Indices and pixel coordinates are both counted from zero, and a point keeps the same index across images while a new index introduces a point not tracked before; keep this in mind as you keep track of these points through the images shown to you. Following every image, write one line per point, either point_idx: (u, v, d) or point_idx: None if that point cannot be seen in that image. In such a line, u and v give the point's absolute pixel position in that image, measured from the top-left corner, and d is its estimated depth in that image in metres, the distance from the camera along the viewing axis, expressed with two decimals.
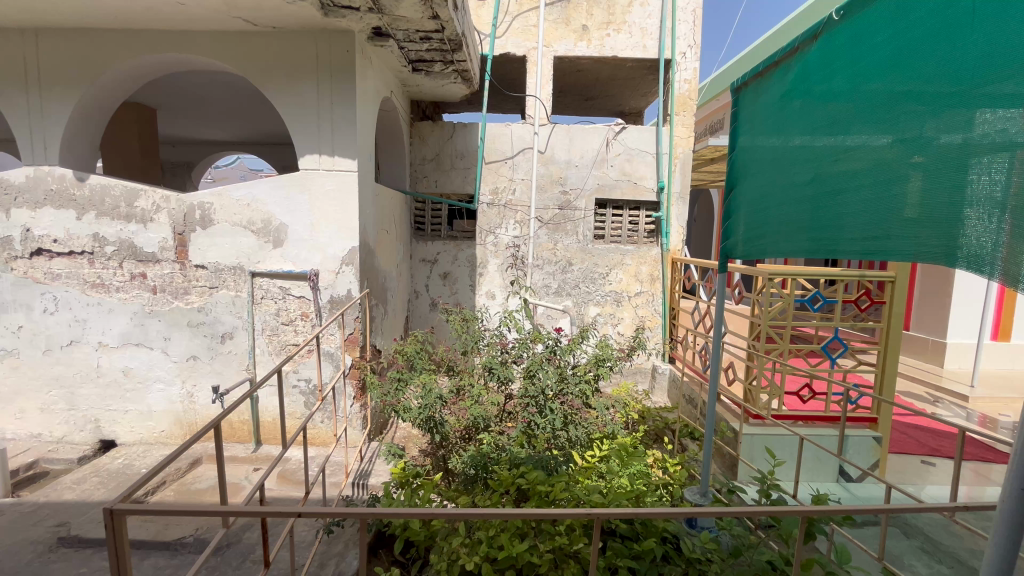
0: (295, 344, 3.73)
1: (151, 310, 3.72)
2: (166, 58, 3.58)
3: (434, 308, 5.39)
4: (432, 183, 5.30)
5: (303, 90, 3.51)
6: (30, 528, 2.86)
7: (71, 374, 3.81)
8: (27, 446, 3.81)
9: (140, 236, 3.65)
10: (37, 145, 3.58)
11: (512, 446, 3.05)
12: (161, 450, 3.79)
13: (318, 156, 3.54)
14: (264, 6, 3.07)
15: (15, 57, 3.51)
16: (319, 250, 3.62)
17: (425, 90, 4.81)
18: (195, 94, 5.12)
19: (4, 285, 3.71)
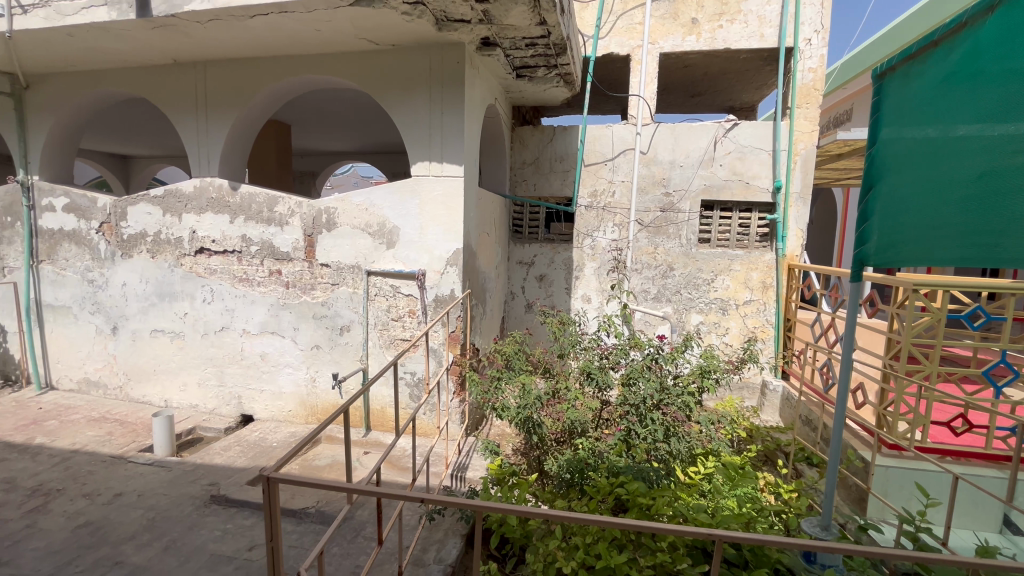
0: (403, 338, 4.00)
1: (284, 303, 4.21)
2: (303, 79, 4.03)
3: (529, 310, 5.46)
4: (530, 187, 5.38)
5: (417, 102, 3.75)
6: (190, 485, 3.38)
7: (222, 356, 4.43)
8: (188, 414, 4.50)
9: (278, 237, 4.14)
10: (203, 160, 4.24)
11: (610, 454, 2.98)
12: (289, 427, 4.27)
13: (428, 163, 3.77)
14: (386, 26, 3.34)
15: (190, 85, 4.18)
16: (427, 251, 3.84)
17: (527, 96, 4.90)
18: (324, 110, 5.71)
19: (175, 278, 4.42)
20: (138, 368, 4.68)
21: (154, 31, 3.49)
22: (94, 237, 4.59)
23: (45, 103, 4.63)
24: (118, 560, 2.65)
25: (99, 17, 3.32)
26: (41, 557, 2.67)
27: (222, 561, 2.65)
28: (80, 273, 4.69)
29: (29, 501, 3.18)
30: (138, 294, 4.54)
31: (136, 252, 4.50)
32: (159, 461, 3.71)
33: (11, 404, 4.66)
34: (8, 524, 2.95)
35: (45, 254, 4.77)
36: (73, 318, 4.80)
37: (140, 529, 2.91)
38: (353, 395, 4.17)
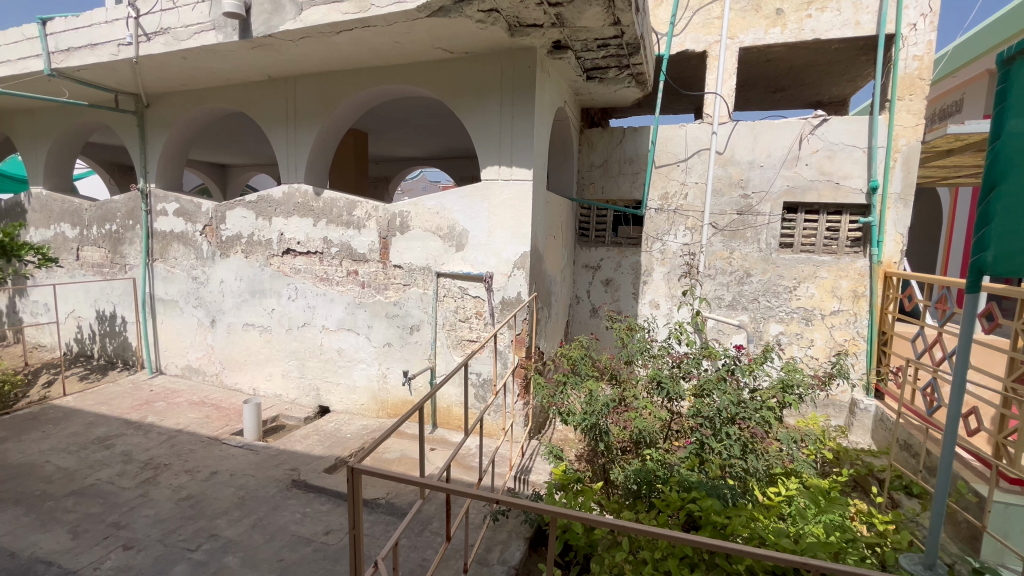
0: (469, 339, 4.08)
1: (360, 301, 4.44)
2: (381, 89, 4.24)
3: (595, 314, 5.37)
4: (598, 189, 5.30)
5: (488, 107, 3.83)
6: (275, 468, 3.65)
7: (303, 350, 4.75)
8: (273, 402, 4.87)
9: (355, 239, 4.38)
10: (291, 168, 4.58)
11: (681, 468, 2.85)
12: (361, 419, 4.49)
13: (498, 167, 3.83)
14: (461, 34, 3.43)
15: (282, 99, 4.54)
16: (495, 254, 3.90)
17: (597, 97, 4.84)
18: (399, 118, 5.97)
19: (265, 276, 4.80)
20: (231, 358, 5.13)
21: (253, 50, 3.82)
22: (198, 238, 5.09)
23: (162, 119, 5.21)
24: (213, 532, 2.91)
25: (209, 40, 3.69)
26: (152, 523, 2.99)
27: (302, 542, 2.83)
28: (186, 270, 5.22)
29: (142, 473, 3.58)
30: (233, 290, 4.98)
31: (232, 252, 4.93)
32: (248, 444, 4.04)
33: (129, 386, 5.27)
34: (126, 492, 3.34)
35: (158, 254, 5.36)
36: (179, 311, 5.36)
37: (232, 506, 3.18)
38: (421, 392, 4.31)
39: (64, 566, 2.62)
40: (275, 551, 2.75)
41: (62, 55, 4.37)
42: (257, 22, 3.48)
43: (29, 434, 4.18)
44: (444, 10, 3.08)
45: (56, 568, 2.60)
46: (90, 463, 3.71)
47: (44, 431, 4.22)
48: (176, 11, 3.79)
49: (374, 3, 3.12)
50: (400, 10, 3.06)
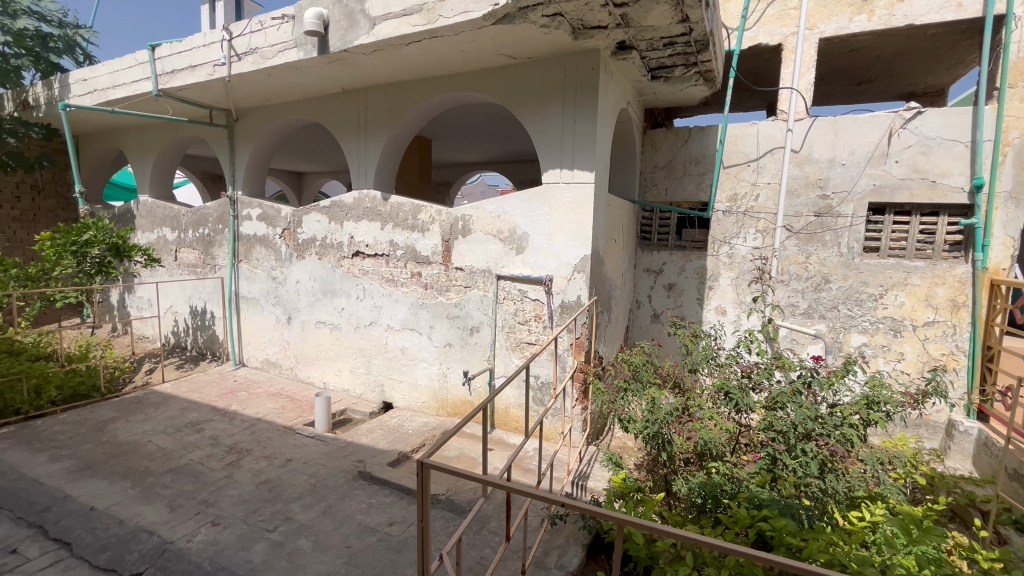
0: (528, 341, 4.10)
1: (423, 302, 4.59)
2: (447, 97, 4.36)
3: (656, 320, 5.21)
4: (661, 192, 5.16)
5: (551, 111, 3.84)
6: (343, 459, 3.85)
7: (369, 347, 4.98)
8: (341, 396, 5.14)
9: (419, 242, 4.54)
10: (362, 174, 4.83)
11: (751, 484, 2.71)
12: (422, 417, 4.63)
13: (559, 170, 3.83)
14: (524, 40, 3.48)
15: (354, 109, 4.79)
16: (555, 257, 3.90)
17: (661, 97, 4.73)
18: (462, 124, 6.12)
19: (336, 277, 5.08)
20: (305, 353, 5.47)
21: (330, 65, 4.07)
22: (278, 241, 5.48)
23: (249, 132, 5.67)
24: (288, 515, 3.12)
25: (291, 57, 3.98)
26: (236, 503, 3.25)
27: (367, 531, 2.97)
28: (266, 271, 5.63)
29: (227, 456, 3.90)
30: (307, 290, 5.32)
31: (308, 254, 5.27)
32: (319, 435, 4.30)
33: (216, 375, 5.77)
34: (213, 472, 3.65)
35: (243, 256, 5.83)
36: (260, 308, 5.79)
37: (304, 492, 3.39)
38: (480, 392, 4.38)
39: (162, 535, 2.91)
40: (343, 538, 2.90)
41: (168, 76, 4.88)
42: (334, 38, 3.71)
43: (134, 415, 4.68)
44: (508, 17, 3.13)
45: (157, 537, 2.89)
46: (184, 445, 4.10)
47: (147, 413, 4.71)
48: (264, 32, 4.12)
49: (442, 14, 3.24)
50: (467, 19, 3.15)
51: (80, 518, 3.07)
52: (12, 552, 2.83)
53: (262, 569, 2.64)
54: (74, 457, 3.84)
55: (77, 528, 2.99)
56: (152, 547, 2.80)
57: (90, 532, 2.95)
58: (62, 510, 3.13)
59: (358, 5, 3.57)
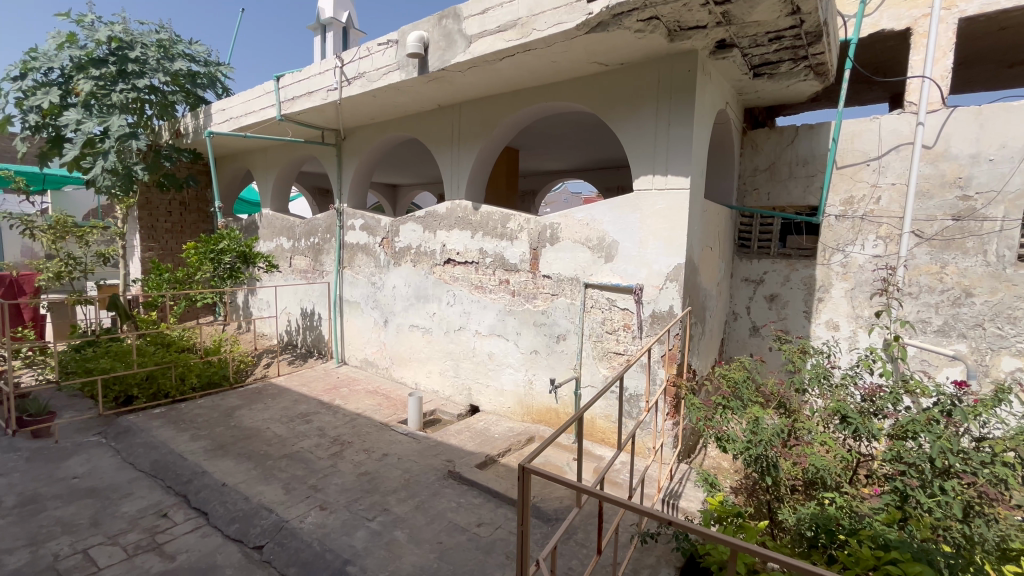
0: (616, 351, 4.03)
1: (510, 309, 4.67)
2: (537, 108, 4.45)
3: (756, 333, 4.86)
4: (763, 196, 4.83)
5: (644, 116, 3.77)
6: (434, 458, 4.04)
7: (459, 351, 5.16)
8: (432, 397, 5.37)
9: (508, 250, 4.64)
10: (455, 186, 5.06)
11: (875, 521, 2.41)
12: (508, 421, 4.71)
13: (652, 176, 3.73)
14: (617, 47, 3.45)
15: (449, 124, 5.05)
16: (646, 265, 3.79)
17: (764, 95, 4.43)
18: (551, 133, 6.18)
19: (429, 283, 5.35)
20: (399, 355, 5.81)
21: (429, 84, 4.33)
22: (378, 249, 5.90)
23: (355, 149, 6.19)
24: (385, 507, 3.32)
25: (394, 79, 4.30)
26: (340, 491, 3.53)
27: (458, 529, 3.08)
28: (367, 277, 6.07)
29: (332, 446, 4.25)
30: (402, 295, 5.65)
31: (404, 261, 5.61)
32: (411, 433, 4.53)
33: (322, 372, 6.32)
34: (320, 461, 3.99)
35: (347, 263, 6.34)
36: (361, 311, 6.26)
37: (399, 486, 3.59)
38: (566, 401, 4.36)
39: (279, 514, 3.23)
40: (435, 534, 3.03)
41: (289, 102, 5.48)
42: (434, 58, 3.94)
43: (256, 404, 5.26)
44: (603, 25, 3.13)
45: (276, 515, 3.22)
46: (296, 433, 4.53)
47: (266, 403, 5.28)
48: (371, 57, 4.48)
49: (536, 28, 3.31)
50: (560, 31, 3.20)
51: (215, 491, 3.51)
52: (163, 515, 3.32)
53: (363, 554, 2.83)
54: (209, 437, 4.41)
55: (212, 500, 3.42)
56: (271, 523, 3.13)
57: (222, 504, 3.36)
58: (201, 483, 3.61)
59: (455, 26, 3.76)
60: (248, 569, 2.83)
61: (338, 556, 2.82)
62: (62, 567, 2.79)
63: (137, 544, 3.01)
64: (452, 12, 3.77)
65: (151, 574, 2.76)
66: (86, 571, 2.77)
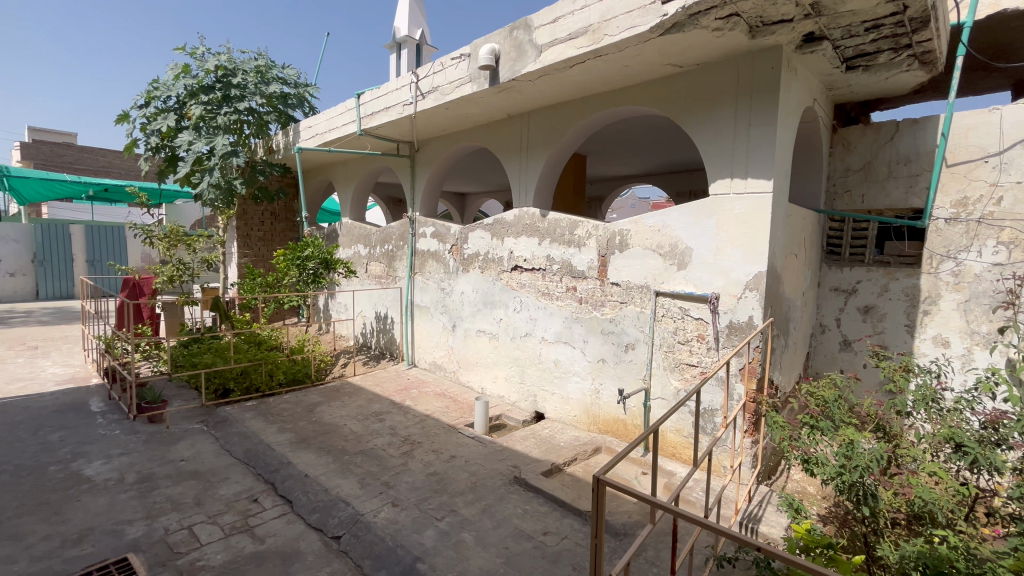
0: (689, 363, 3.86)
1: (577, 317, 4.63)
2: (607, 113, 4.40)
3: (847, 348, 4.45)
4: (856, 199, 4.45)
5: (721, 117, 3.61)
6: (500, 463, 4.08)
7: (524, 357, 5.18)
8: (498, 402, 5.43)
9: (576, 257, 4.60)
10: (523, 194, 5.11)
11: (1001, 567, 2.11)
12: (574, 430, 4.65)
13: (730, 180, 3.56)
14: (693, 47, 3.33)
15: (517, 133, 5.12)
16: (723, 273, 3.61)
17: (858, 89, 4.09)
18: (621, 138, 6.08)
19: (496, 289, 5.43)
20: (466, 359, 5.94)
21: (499, 94, 4.42)
22: (447, 256, 6.09)
23: (427, 159, 6.43)
24: (453, 508, 3.39)
25: (466, 91, 4.43)
26: (410, 489, 3.65)
27: (524, 536, 3.08)
28: (437, 283, 6.28)
29: (403, 445, 4.42)
30: (470, 300, 5.78)
31: (472, 268, 5.74)
32: (478, 437, 4.61)
33: (394, 373, 6.60)
34: (392, 458, 4.17)
35: (418, 269, 6.59)
36: (430, 316, 6.47)
37: (467, 488, 3.66)
38: (635, 412, 4.24)
39: (355, 507, 3.41)
40: (502, 538, 3.05)
41: (369, 118, 5.82)
42: (505, 69, 4.02)
43: (334, 401, 5.60)
44: (678, 25, 3.04)
45: (352, 507, 3.40)
46: (370, 431, 4.76)
47: (343, 401, 5.60)
48: (445, 71, 4.66)
49: (607, 33, 3.29)
50: (633, 34, 3.14)
51: (299, 481, 3.77)
52: (254, 500, 3.61)
53: (433, 553, 2.92)
54: (294, 430, 4.74)
55: (296, 489, 3.68)
56: (348, 515, 3.31)
57: (305, 494, 3.60)
58: (286, 473, 3.89)
59: (526, 36, 3.82)
60: (328, 556, 3.01)
61: (409, 552, 2.92)
62: (171, 540, 3.11)
63: (232, 525, 3.29)
64: (523, 23, 3.83)
65: (244, 553, 3.01)
66: (191, 545, 3.07)
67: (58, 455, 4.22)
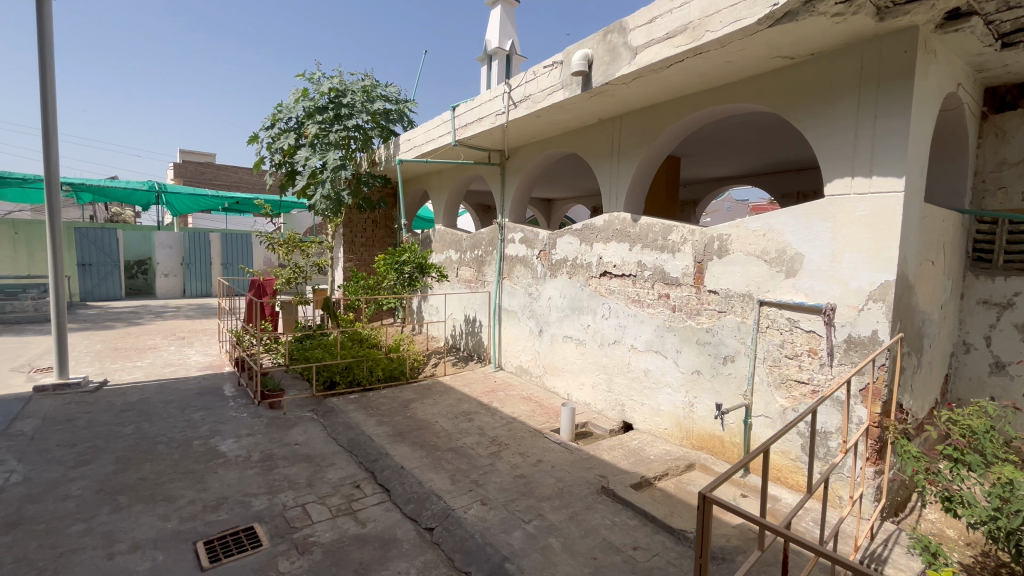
0: (797, 380, 3.54)
1: (670, 325, 4.44)
2: (705, 113, 4.19)
3: (1000, 372, 3.82)
4: (1012, 197, 3.81)
5: (840, 110, 3.28)
6: (587, 471, 4.02)
7: (612, 365, 5.07)
8: (584, 410, 5.35)
9: (669, 263, 4.43)
10: (613, 198, 5.02)
11: None
12: (664, 444, 4.45)
13: (850, 178, 3.22)
14: (808, 36, 3.08)
15: (609, 136, 5.05)
16: (840, 282, 3.27)
17: (1017, 69, 3.51)
18: (720, 137, 5.75)
19: (585, 295, 5.38)
20: (553, 364, 5.94)
21: (591, 99, 4.41)
22: (535, 261, 6.16)
23: (517, 166, 6.56)
24: (540, 512, 3.41)
25: (558, 98, 4.46)
26: (499, 490, 3.73)
27: (613, 548, 3.01)
28: (525, 287, 6.37)
29: (491, 445, 4.54)
30: (558, 306, 5.78)
31: (560, 273, 5.74)
32: (563, 443, 4.59)
33: (482, 375, 6.79)
34: (481, 458, 4.29)
35: (507, 274, 6.73)
36: (518, 320, 6.57)
37: (553, 494, 3.66)
38: (733, 430, 3.97)
39: (446, 502, 3.56)
40: (590, 548, 3.01)
41: (463, 129, 6.09)
42: (598, 74, 4.00)
43: (426, 399, 5.89)
44: (790, 13, 2.83)
45: (444, 502, 3.55)
46: (460, 430, 4.94)
47: (434, 399, 5.88)
48: (537, 79, 4.74)
49: (708, 29, 3.14)
50: (738, 28, 2.97)
51: (396, 472, 4.02)
52: (357, 486, 3.91)
53: (521, 554, 2.95)
54: (390, 424, 5.06)
55: (393, 479, 3.92)
56: (440, 509, 3.46)
57: (401, 485, 3.83)
58: (384, 463, 4.16)
59: (621, 39, 3.77)
60: (421, 546, 3.17)
61: (497, 551, 2.98)
62: (288, 516, 3.47)
63: (338, 507, 3.59)
64: (618, 26, 3.79)
65: (349, 534, 3.27)
66: (304, 522, 3.40)
67: (200, 431, 4.89)
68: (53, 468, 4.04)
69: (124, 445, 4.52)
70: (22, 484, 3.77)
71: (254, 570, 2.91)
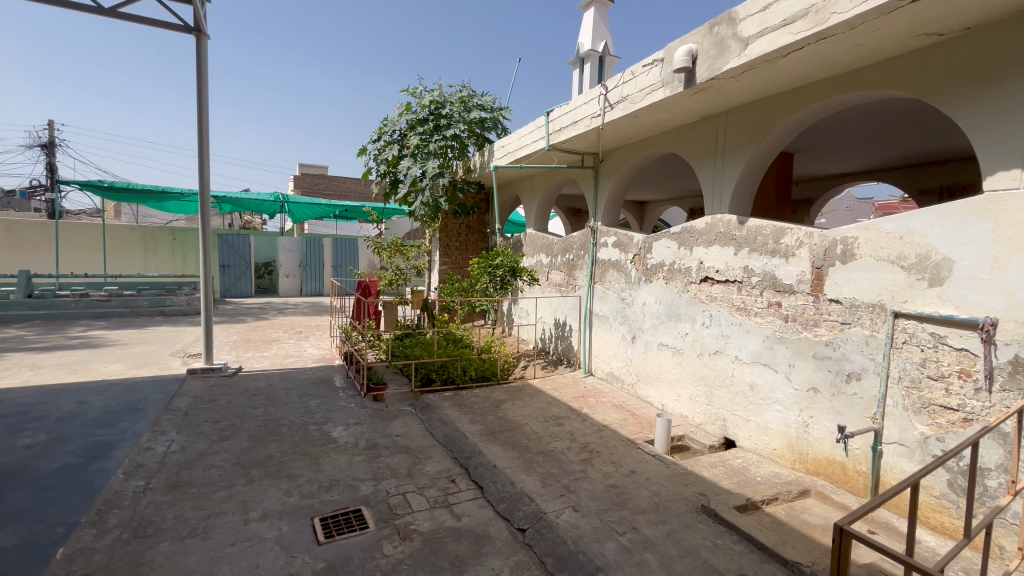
0: (944, 405, 3.07)
1: (782, 336, 4.08)
2: (830, 103, 3.79)
3: None
4: None
5: (1007, 91, 2.79)
6: (684, 487, 3.82)
7: (712, 377, 4.78)
8: (680, 422, 5.09)
9: (781, 269, 4.08)
10: (717, 199, 4.74)
11: None
12: (773, 466, 4.09)
13: (1019, 171, 2.73)
14: (963, 8, 2.66)
15: (713, 133, 4.77)
16: (1004, 292, 2.79)
17: None
18: (844, 129, 5.18)
19: (683, 301, 5.13)
20: (646, 373, 5.74)
21: (694, 97, 4.21)
22: (629, 265, 5.99)
23: (611, 169, 6.44)
24: (635, 525, 3.30)
25: (659, 97, 4.31)
26: (591, 497, 3.68)
27: (715, 572, 2.83)
28: (617, 292, 6.22)
29: (582, 452, 4.48)
30: (653, 312, 5.57)
31: (656, 278, 5.53)
32: (658, 455, 4.39)
33: (572, 380, 6.74)
34: (572, 463, 4.26)
35: (599, 278, 6.62)
36: (609, 325, 6.44)
37: (648, 507, 3.52)
38: (859, 456, 3.54)
39: (538, 504, 3.58)
40: (689, 569, 2.85)
41: (557, 133, 6.12)
42: (703, 69, 3.80)
43: (517, 400, 5.99)
44: None
45: (535, 504, 3.58)
46: (550, 433, 4.95)
47: (525, 401, 5.95)
48: (635, 79, 4.62)
49: (835, 11, 2.85)
50: (872, 6, 2.66)
51: (488, 471, 4.12)
52: (452, 480, 4.07)
53: (614, 567, 2.88)
54: (483, 423, 5.21)
55: (486, 477, 4.03)
56: (532, 511, 3.49)
57: (494, 483, 3.92)
58: (478, 460, 4.30)
59: (729, 31, 3.56)
60: (514, 545, 3.21)
61: (591, 560, 2.94)
62: (391, 502, 3.71)
63: (436, 499, 3.77)
64: (726, 17, 3.58)
65: (446, 526, 3.41)
66: (405, 509, 3.61)
67: (316, 418, 5.41)
68: (202, 441, 4.70)
69: (255, 425, 5.13)
70: (179, 452, 4.44)
71: (362, 550, 3.14)
